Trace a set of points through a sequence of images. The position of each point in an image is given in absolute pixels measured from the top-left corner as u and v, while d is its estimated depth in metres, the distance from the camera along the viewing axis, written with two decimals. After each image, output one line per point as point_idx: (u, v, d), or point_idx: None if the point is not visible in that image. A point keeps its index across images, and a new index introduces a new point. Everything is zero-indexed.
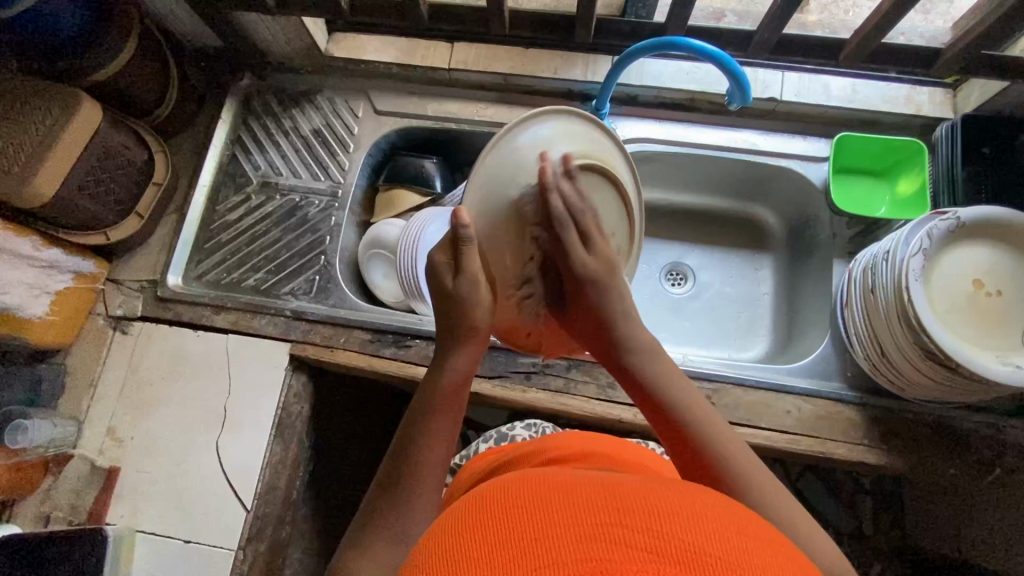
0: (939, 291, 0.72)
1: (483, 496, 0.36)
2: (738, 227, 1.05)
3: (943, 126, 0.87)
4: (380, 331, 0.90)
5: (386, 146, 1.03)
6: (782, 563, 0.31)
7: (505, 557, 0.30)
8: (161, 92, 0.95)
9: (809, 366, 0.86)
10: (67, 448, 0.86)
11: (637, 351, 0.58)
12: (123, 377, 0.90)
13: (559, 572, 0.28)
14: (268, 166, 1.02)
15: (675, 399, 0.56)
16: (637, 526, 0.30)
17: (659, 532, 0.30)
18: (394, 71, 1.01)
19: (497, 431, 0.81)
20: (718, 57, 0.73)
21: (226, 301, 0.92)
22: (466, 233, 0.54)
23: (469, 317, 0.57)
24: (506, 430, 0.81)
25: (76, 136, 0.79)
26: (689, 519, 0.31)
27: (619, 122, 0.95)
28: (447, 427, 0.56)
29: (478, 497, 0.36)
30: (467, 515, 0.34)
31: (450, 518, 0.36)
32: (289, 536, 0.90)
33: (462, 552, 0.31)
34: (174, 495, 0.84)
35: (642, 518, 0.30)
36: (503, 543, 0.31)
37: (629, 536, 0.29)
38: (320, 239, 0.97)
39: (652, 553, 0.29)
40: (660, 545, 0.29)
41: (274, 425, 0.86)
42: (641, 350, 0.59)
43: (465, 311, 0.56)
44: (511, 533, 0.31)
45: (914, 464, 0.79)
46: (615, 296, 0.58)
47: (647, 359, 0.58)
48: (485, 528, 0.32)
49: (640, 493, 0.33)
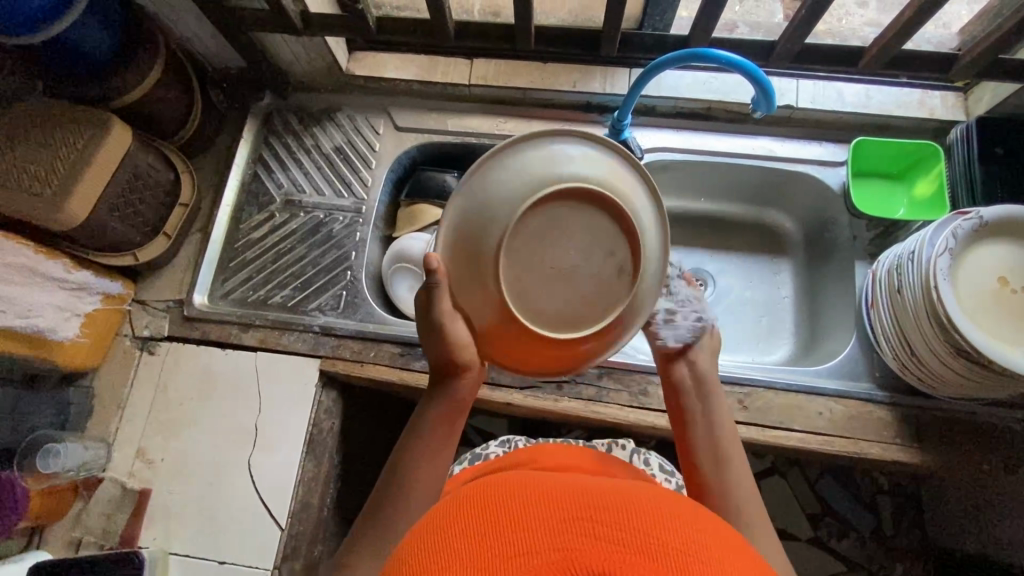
0: (965, 287, 0.73)
1: (481, 491, 0.39)
2: (755, 232, 1.07)
3: (958, 128, 0.90)
4: (410, 344, 0.90)
5: (407, 161, 1.05)
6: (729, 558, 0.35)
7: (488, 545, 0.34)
8: (185, 113, 0.96)
9: (836, 367, 0.86)
10: (96, 471, 0.85)
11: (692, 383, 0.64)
12: (152, 398, 0.90)
13: (533, 557, 0.32)
14: (291, 184, 1.03)
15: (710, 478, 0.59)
16: (607, 522, 0.34)
17: (629, 526, 0.34)
18: (415, 87, 1.03)
19: (471, 451, 0.83)
20: (744, 66, 0.75)
21: (253, 319, 0.93)
22: (436, 279, 0.53)
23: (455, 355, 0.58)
24: (480, 450, 0.82)
25: (107, 157, 0.79)
26: (655, 515, 0.35)
27: (638, 132, 0.97)
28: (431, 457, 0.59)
29: (472, 492, 0.40)
30: (460, 508, 0.38)
31: (452, 506, 0.39)
32: (322, 554, 0.89)
33: (453, 545, 0.35)
34: (207, 516, 0.84)
35: (611, 514, 0.34)
36: (488, 533, 0.34)
37: (598, 529, 0.33)
38: (345, 255, 0.98)
39: (616, 545, 0.32)
40: (624, 538, 0.33)
41: (306, 441, 0.86)
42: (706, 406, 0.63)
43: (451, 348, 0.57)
44: (494, 525, 0.35)
45: (946, 461, 0.80)
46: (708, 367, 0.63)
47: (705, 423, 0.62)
48: (473, 520, 0.36)
49: (612, 495, 0.37)
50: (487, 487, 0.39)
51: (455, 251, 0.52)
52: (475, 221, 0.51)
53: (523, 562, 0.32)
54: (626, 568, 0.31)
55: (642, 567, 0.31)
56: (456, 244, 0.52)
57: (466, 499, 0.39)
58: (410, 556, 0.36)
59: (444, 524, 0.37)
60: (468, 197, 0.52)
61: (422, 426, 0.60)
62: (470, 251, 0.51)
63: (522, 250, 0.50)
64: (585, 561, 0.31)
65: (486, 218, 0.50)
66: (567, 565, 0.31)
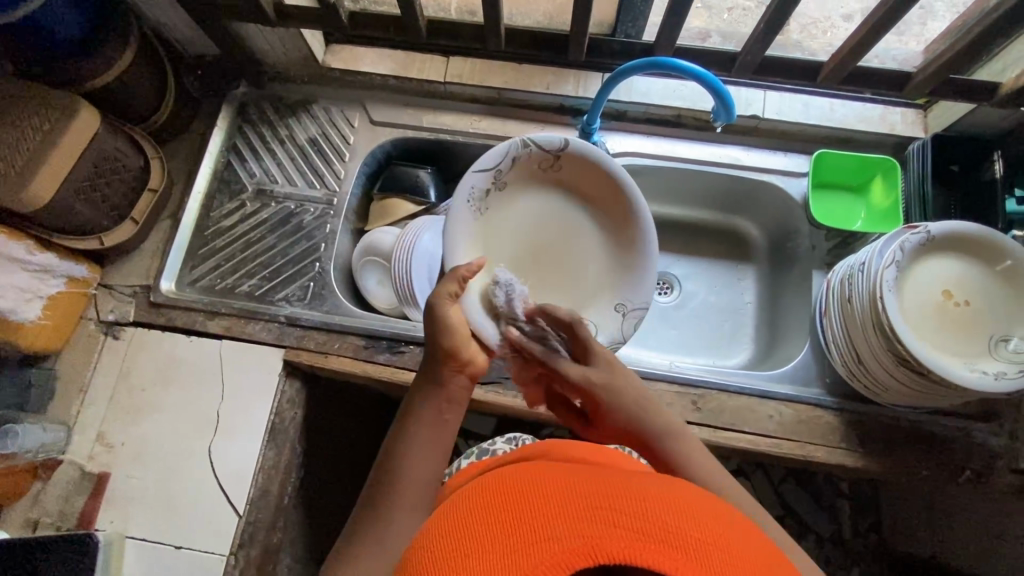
0: (910, 300, 0.77)
1: (495, 482, 0.40)
2: (721, 238, 1.09)
3: (916, 143, 0.92)
4: (374, 337, 0.91)
5: (381, 156, 1.05)
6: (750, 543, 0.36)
7: (509, 541, 0.34)
8: (157, 98, 0.96)
9: (790, 373, 0.89)
10: (55, 454, 0.85)
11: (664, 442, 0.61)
12: (115, 382, 0.90)
13: (557, 545, 0.33)
14: (263, 174, 1.03)
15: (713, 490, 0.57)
16: (625, 510, 0.34)
17: (647, 515, 0.34)
18: (390, 82, 1.04)
19: (479, 447, 0.84)
20: (703, 76, 0.77)
21: (219, 307, 0.93)
22: (587, 163, 0.78)
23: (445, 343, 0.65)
24: (489, 445, 0.84)
25: (72, 141, 0.79)
26: (674, 502, 0.36)
27: (609, 136, 0.99)
28: (428, 459, 0.60)
29: (495, 483, 0.39)
30: (477, 499, 0.39)
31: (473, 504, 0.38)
32: (281, 541, 0.90)
33: (481, 545, 0.35)
34: (164, 501, 0.84)
35: (629, 504, 0.35)
36: (505, 523, 0.35)
37: (616, 517, 0.34)
38: (314, 247, 0.99)
39: (637, 533, 0.33)
40: (643, 526, 0.33)
41: (268, 430, 0.87)
42: (677, 438, 0.61)
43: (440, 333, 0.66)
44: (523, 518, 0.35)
45: (889, 465, 0.83)
46: (625, 398, 0.63)
47: (675, 443, 0.60)
48: (492, 512, 0.37)
49: (629, 482, 0.37)
50: (499, 480, 0.40)
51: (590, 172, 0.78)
52: (584, 165, 0.78)
53: (544, 549, 0.33)
54: (645, 555, 0.32)
55: (663, 556, 0.32)
56: (590, 169, 0.78)
57: (480, 489, 0.40)
58: (428, 549, 0.37)
59: (464, 516, 0.38)
60: (576, 153, 0.77)
61: (423, 419, 0.62)
62: (591, 174, 0.78)
63: (577, 177, 0.79)
64: (606, 548, 0.32)
65: (575, 157, 0.78)
66: (588, 552, 0.32)
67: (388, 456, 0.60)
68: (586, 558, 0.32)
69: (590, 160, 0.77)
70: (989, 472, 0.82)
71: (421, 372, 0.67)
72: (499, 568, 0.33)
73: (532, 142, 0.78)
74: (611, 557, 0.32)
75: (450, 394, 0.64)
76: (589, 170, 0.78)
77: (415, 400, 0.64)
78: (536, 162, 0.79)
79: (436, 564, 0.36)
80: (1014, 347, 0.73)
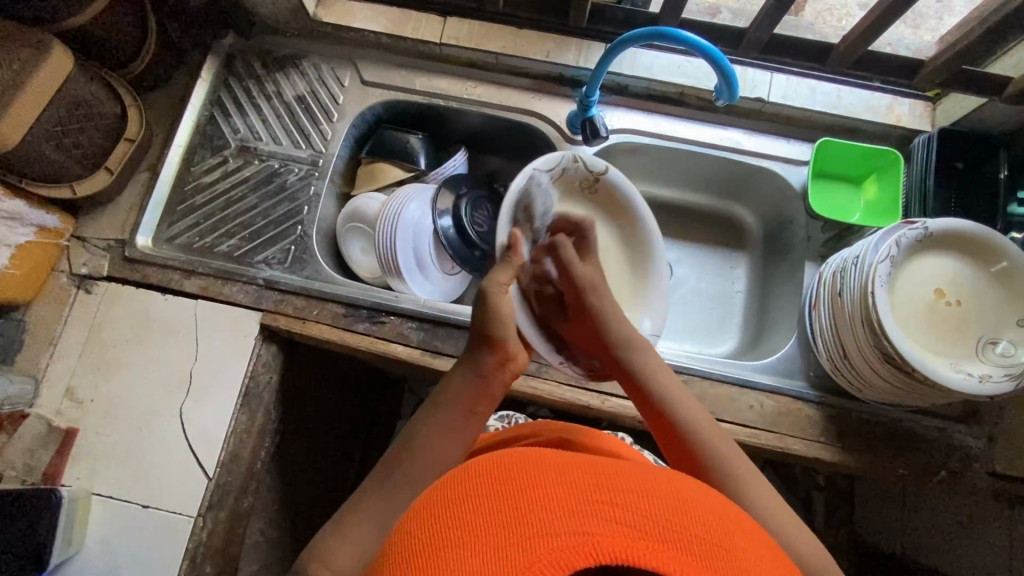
0: (900, 297, 0.76)
1: (485, 469, 0.38)
2: (715, 224, 1.07)
3: (921, 137, 0.90)
4: (355, 305, 0.89)
5: (371, 118, 1.02)
6: (757, 545, 0.36)
7: (500, 532, 0.33)
8: (139, 43, 0.91)
9: (773, 364, 0.88)
10: (23, 406, 0.82)
11: (630, 349, 0.69)
12: (86, 337, 0.87)
13: (553, 541, 0.32)
14: (247, 130, 0.99)
15: (684, 419, 0.62)
16: (625, 504, 0.33)
17: (647, 512, 0.33)
18: (384, 41, 0.99)
19: None
20: (709, 51, 0.74)
21: (196, 266, 0.90)
22: (619, 192, 0.85)
23: (492, 329, 0.65)
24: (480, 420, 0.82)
25: (42, 83, 0.75)
26: (678, 502, 0.35)
27: (608, 111, 0.96)
28: (443, 451, 0.57)
29: (487, 465, 0.38)
30: (469, 489, 0.37)
31: (466, 486, 0.37)
32: (250, 505, 0.89)
33: (470, 534, 0.33)
34: (133, 460, 0.82)
35: (626, 497, 0.34)
36: (499, 513, 0.34)
37: (617, 513, 0.33)
38: (297, 209, 0.96)
39: (641, 533, 0.32)
40: (645, 525, 0.33)
41: (242, 393, 0.85)
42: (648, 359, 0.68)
43: (491, 320, 0.66)
44: (514, 506, 0.34)
45: (867, 462, 0.82)
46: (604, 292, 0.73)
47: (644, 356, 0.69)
48: (487, 503, 0.35)
49: (629, 473, 0.37)
50: (488, 464, 0.39)
51: (621, 199, 0.85)
52: (615, 194, 0.86)
53: (542, 547, 0.31)
54: (649, 556, 0.31)
55: (667, 557, 0.31)
56: (621, 197, 0.85)
57: (468, 478, 0.38)
58: (414, 540, 0.35)
59: (454, 505, 0.36)
60: (612, 184, 0.85)
61: (453, 411, 0.60)
62: (622, 200, 0.85)
63: (608, 204, 0.86)
64: (608, 547, 0.31)
65: (612, 185, 0.85)
66: (590, 550, 0.31)
67: (404, 441, 0.58)
68: (588, 557, 0.31)
69: (621, 191, 0.85)
70: (965, 474, 0.82)
71: (464, 358, 0.66)
72: (489, 562, 0.31)
73: (580, 159, 0.83)
74: (612, 557, 0.31)
75: (490, 387, 0.63)
76: (620, 200, 0.86)
77: (450, 381, 0.63)
78: (574, 180, 0.85)
79: (422, 557, 0.34)
80: (1002, 350, 0.72)
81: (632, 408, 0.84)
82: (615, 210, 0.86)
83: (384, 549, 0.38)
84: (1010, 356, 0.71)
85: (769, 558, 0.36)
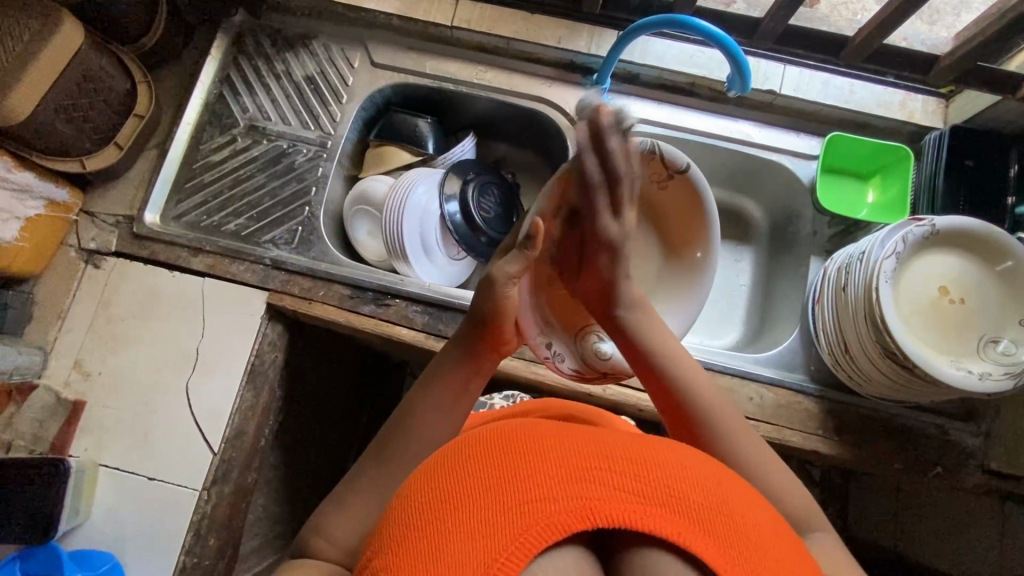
0: (903, 291, 0.76)
1: (486, 438, 0.38)
2: (722, 217, 1.07)
3: (932, 135, 0.89)
4: (359, 287, 0.89)
5: (380, 101, 1.02)
6: (758, 509, 0.37)
7: (501, 499, 0.33)
8: (150, 18, 0.90)
9: (775, 357, 0.89)
10: (31, 377, 0.83)
11: (631, 307, 0.63)
12: (94, 311, 0.88)
13: (552, 506, 0.32)
14: (257, 109, 0.99)
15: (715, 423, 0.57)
16: (625, 472, 0.34)
17: (646, 479, 0.34)
18: (394, 23, 0.99)
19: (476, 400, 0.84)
20: (724, 42, 0.74)
21: (203, 244, 0.91)
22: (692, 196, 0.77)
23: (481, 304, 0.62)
24: (486, 399, 0.83)
25: (54, 56, 0.75)
26: (676, 468, 0.35)
27: (619, 99, 0.95)
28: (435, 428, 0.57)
29: (488, 434, 0.39)
30: (470, 455, 0.37)
31: (465, 453, 0.38)
32: (253, 481, 0.91)
33: (470, 496, 0.34)
34: (139, 433, 0.83)
35: (627, 463, 0.35)
36: (498, 480, 0.34)
37: (616, 479, 0.34)
38: (305, 189, 0.96)
39: (641, 498, 0.33)
40: (645, 491, 0.34)
41: (247, 370, 0.86)
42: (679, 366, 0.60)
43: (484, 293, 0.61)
44: (514, 474, 0.34)
45: (863, 456, 0.83)
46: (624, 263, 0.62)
47: (675, 364, 0.60)
48: (487, 470, 0.35)
49: (629, 442, 0.37)
50: (489, 433, 0.39)
51: (690, 205, 0.78)
52: (690, 196, 0.77)
53: (543, 510, 0.32)
54: (646, 520, 0.32)
55: (666, 521, 0.33)
56: (692, 200, 0.77)
57: (469, 446, 0.38)
58: (415, 505, 0.36)
59: (456, 471, 0.36)
60: (685, 182, 0.76)
61: (442, 387, 0.60)
62: (695, 205, 0.77)
63: (684, 204, 0.78)
64: (606, 510, 0.32)
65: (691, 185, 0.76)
66: (587, 514, 0.32)
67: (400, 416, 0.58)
68: (586, 520, 0.32)
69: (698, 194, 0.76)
70: (961, 471, 0.82)
71: (455, 340, 0.63)
72: (491, 523, 0.32)
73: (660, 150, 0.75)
74: (610, 521, 0.32)
75: (479, 365, 0.62)
76: (692, 201, 0.77)
77: (437, 364, 0.62)
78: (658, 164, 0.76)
79: (420, 523, 0.34)
80: (1003, 349, 0.72)
81: (634, 397, 0.85)
82: (688, 217, 0.79)
83: (384, 515, 0.39)
84: (1011, 355, 0.71)
85: (770, 520, 0.37)
